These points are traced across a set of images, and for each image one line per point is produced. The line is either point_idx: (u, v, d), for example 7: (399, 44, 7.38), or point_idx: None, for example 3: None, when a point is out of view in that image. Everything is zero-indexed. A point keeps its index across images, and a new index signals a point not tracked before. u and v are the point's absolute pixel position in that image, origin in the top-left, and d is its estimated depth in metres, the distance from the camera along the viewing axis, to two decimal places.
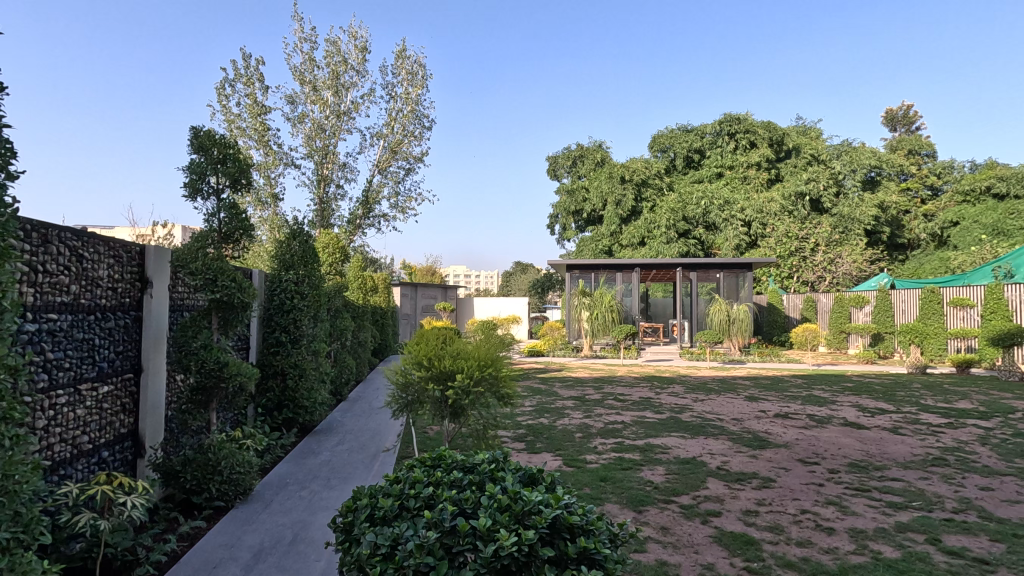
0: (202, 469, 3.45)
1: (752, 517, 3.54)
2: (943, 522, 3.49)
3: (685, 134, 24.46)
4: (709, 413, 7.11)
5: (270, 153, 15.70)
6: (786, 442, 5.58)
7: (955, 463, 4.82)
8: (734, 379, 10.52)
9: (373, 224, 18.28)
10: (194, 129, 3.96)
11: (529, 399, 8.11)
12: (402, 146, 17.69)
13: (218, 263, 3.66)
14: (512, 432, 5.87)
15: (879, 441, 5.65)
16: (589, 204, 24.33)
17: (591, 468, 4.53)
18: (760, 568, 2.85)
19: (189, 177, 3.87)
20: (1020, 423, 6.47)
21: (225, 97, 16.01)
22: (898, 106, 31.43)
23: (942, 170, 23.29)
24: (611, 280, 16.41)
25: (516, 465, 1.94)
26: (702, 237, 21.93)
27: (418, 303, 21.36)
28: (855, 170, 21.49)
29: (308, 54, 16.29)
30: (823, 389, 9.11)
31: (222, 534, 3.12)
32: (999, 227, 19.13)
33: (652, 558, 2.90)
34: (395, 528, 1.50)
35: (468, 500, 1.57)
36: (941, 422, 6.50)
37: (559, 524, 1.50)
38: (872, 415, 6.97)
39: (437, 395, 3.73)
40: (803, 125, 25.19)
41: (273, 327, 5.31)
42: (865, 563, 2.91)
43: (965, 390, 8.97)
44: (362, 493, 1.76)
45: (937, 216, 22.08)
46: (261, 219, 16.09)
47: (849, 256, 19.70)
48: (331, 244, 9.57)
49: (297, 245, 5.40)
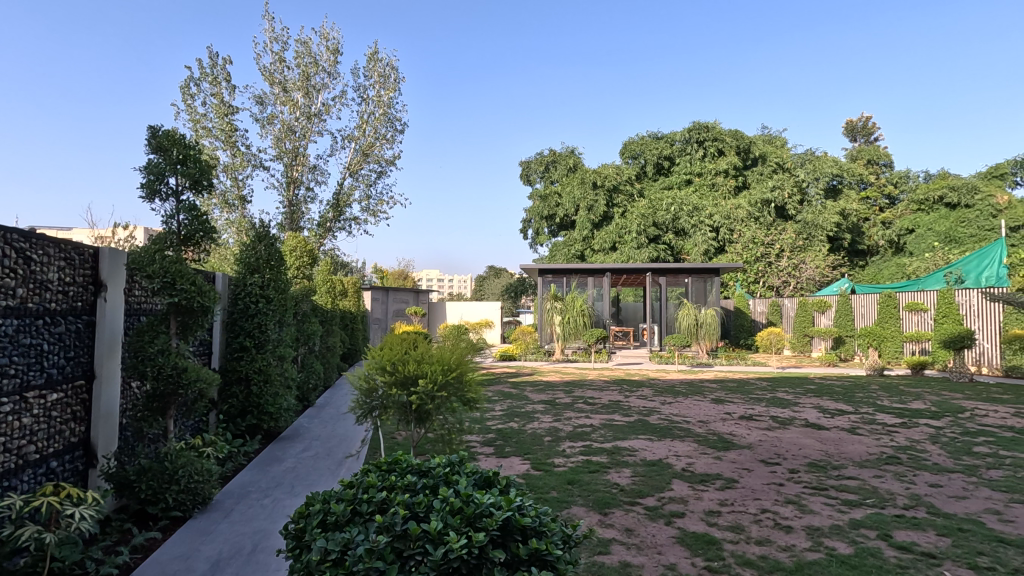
0: (158, 479, 3.36)
1: (714, 518, 3.61)
2: (895, 518, 3.62)
3: (655, 141, 24.82)
4: (676, 415, 7.24)
5: (237, 154, 15.35)
6: (749, 443, 5.72)
7: (908, 462, 5.00)
8: (702, 382, 10.69)
9: (345, 228, 18.03)
10: (152, 128, 3.86)
11: (499, 403, 8.10)
12: (374, 149, 17.53)
13: (178, 266, 3.55)
14: (481, 437, 5.85)
15: (837, 440, 5.84)
16: (561, 210, 24.51)
17: (559, 471, 4.55)
18: (720, 567, 2.90)
19: (147, 178, 3.77)
20: (970, 422, 6.75)
21: (190, 97, 15.62)
22: (857, 117, 32.61)
23: (898, 179, 24.20)
24: (583, 285, 16.55)
25: (471, 469, 1.94)
26: (671, 243, 22.32)
27: (389, 307, 21.19)
28: (818, 178, 22.29)
29: (279, 54, 16.04)
30: (786, 392, 9.37)
31: (178, 546, 3.02)
32: (952, 234, 20.02)
33: (616, 559, 2.94)
34: (347, 533, 1.49)
35: (420, 503, 1.57)
36: (895, 422, 6.76)
37: (510, 526, 1.51)
38: (831, 416, 7.21)
39: (400, 400, 3.71)
40: (769, 134, 25.88)
41: (237, 332, 5.18)
42: (820, 559, 3.00)
43: (919, 391, 9.34)
44: (315, 500, 1.74)
45: (894, 224, 22.86)
46: (228, 221, 15.74)
47: (813, 262, 20.29)
48: (300, 247, 9.38)
49: (263, 248, 5.29)
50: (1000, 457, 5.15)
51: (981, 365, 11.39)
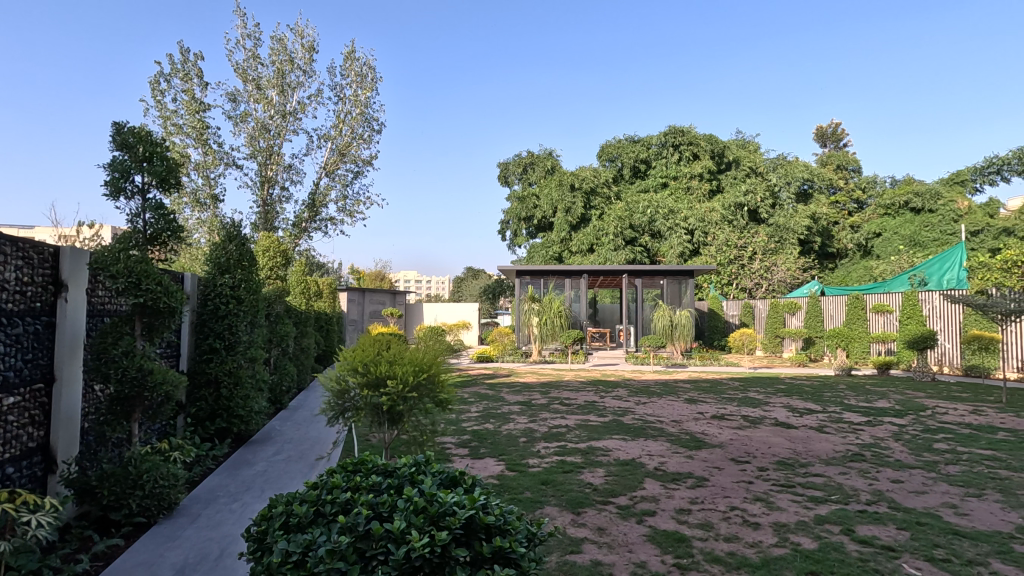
0: (121, 484, 3.27)
1: (685, 516, 3.66)
2: (857, 513, 3.73)
3: (631, 144, 25.09)
4: (650, 415, 7.35)
5: (209, 152, 15.06)
6: (720, 442, 5.81)
7: (871, 458, 5.16)
8: (677, 382, 10.87)
9: (321, 228, 17.81)
10: (117, 124, 3.76)
11: (476, 405, 8.10)
12: (350, 149, 17.33)
13: (143, 266, 3.48)
14: (456, 438, 5.83)
15: (805, 439, 5.98)
16: (539, 211, 24.58)
17: (533, 471, 4.58)
18: (689, 564, 2.95)
19: (111, 176, 3.67)
20: (931, 420, 6.98)
21: (160, 93, 15.27)
22: (827, 123, 33.46)
23: (866, 185, 24.84)
24: (560, 287, 16.62)
25: (437, 469, 1.93)
26: (647, 245, 22.63)
27: (366, 308, 21.01)
28: (789, 182, 23.00)
29: (252, 51, 15.79)
30: (758, 391, 9.58)
31: (141, 552, 2.95)
32: (916, 238, 20.89)
33: (587, 558, 2.96)
34: (309, 535, 1.48)
35: (384, 503, 1.56)
36: (861, 421, 6.95)
37: (474, 524, 1.52)
38: (800, 415, 7.38)
39: (372, 402, 3.68)
40: (742, 138, 26.38)
41: (206, 333, 5.07)
42: (785, 554, 3.07)
43: (883, 391, 9.60)
44: (278, 501, 1.72)
45: (862, 227, 23.47)
46: (199, 221, 15.43)
47: (784, 265, 20.65)
48: (273, 248, 9.20)
49: (234, 248, 5.19)
50: (958, 453, 5.34)
51: (942, 364, 11.79)
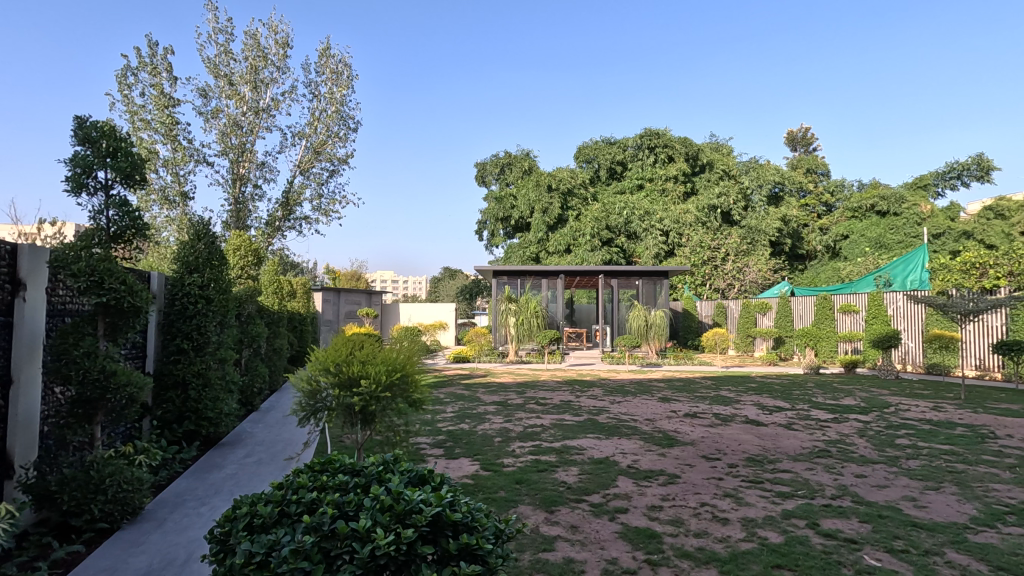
0: (83, 489, 3.18)
1: (656, 512, 3.72)
2: (822, 508, 3.82)
3: (608, 146, 25.34)
4: (624, 414, 7.43)
5: (179, 148, 14.69)
6: (692, 440, 5.92)
7: (836, 454, 5.31)
8: (651, 381, 11.02)
9: (295, 227, 17.53)
10: (80, 118, 3.64)
11: (451, 405, 8.07)
12: (326, 147, 17.12)
13: (106, 265, 3.40)
14: (431, 438, 5.82)
15: (774, 436, 6.12)
16: (516, 212, 24.62)
17: (507, 471, 4.58)
18: (659, 559, 2.99)
19: (73, 172, 3.55)
20: (893, 417, 7.23)
21: (127, 87, 14.86)
22: (798, 128, 34.28)
23: (835, 188, 25.51)
24: (536, 287, 16.65)
25: (406, 466, 1.93)
26: (623, 246, 22.91)
27: (341, 309, 20.77)
28: (761, 185, 23.50)
29: (223, 45, 15.47)
30: (729, 390, 9.76)
31: (103, 559, 2.87)
32: (882, 240, 21.41)
33: (559, 556, 2.98)
34: (273, 535, 1.47)
35: (350, 502, 1.56)
36: (828, 417, 7.15)
37: (441, 522, 1.52)
38: (770, 412, 7.55)
39: (345, 402, 3.64)
40: (716, 141, 26.85)
41: (174, 334, 4.94)
42: (752, 548, 3.14)
43: (850, 389, 9.86)
44: (242, 502, 1.69)
45: (831, 230, 24.08)
46: (168, 219, 15.06)
47: (756, 265, 20.76)
48: (244, 246, 8.99)
49: (203, 246, 5.08)
50: (919, 448, 5.52)
51: (906, 363, 12.17)
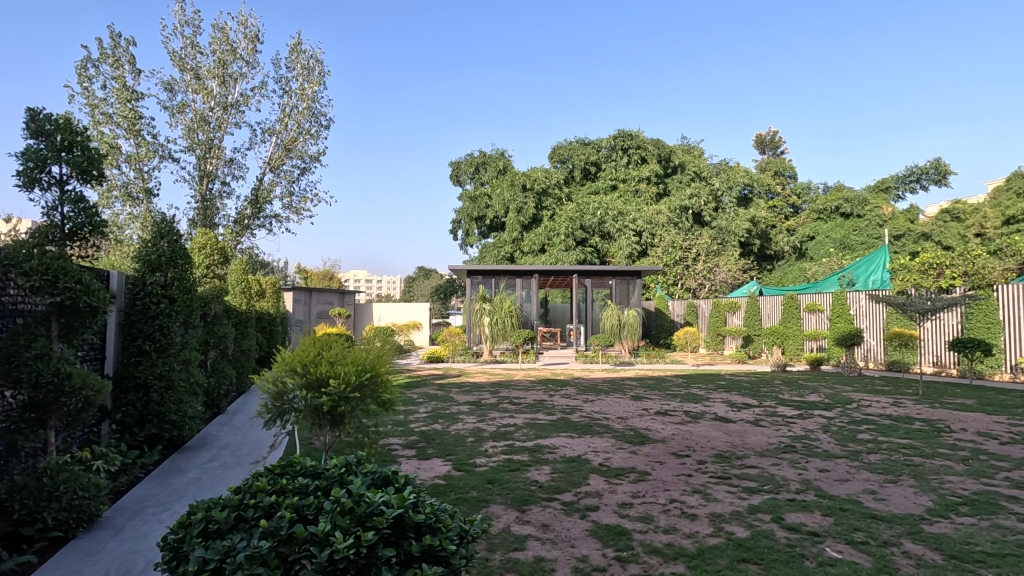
0: (35, 497, 3.03)
1: (626, 509, 3.76)
2: (787, 502, 3.92)
3: (582, 147, 25.53)
4: (597, 412, 7.48)
5: (143, 143, 14.23)
6: (663, 437, 5.99)
7: (801, 449, 5.45)
8: (624, 380, 11.12)
9: (264, 225, 17.16)
10: (32, 110, 3.49)
11: (425, 405, 8.00)
12: (296, 144, 16.81)
13: (61, 262, 3.27)
14: (403, 439, 5.75)
15: (741, 432, 6.24)
16: (491, 211, 24.58)
17: (479, 471, 4.56)
18: (629, 556, 3.02)
19: (25, 166, 3.41)
20: (855, 412, 7.44)
21: (88, 79, 14.34)
22: (766, 132, 35.08)
23: (801, 191, 26.15)
24: (511, 286, 16.65)
25: (369, 468, 1.90)
26: (597, 246, 23.10)
27: (312, 308, 20.43)
28: (731, 187, 23.94)
29: (190, 39, 15.07)
30: (700, 387, 9.92)
31: (57, 570, 2.75)
32: (846, 242, 22.05)
33: (530, 555, 2.98)
34: (228, 540, 1.44)
35: (310, 505, 1.53)
36: (794, 414, 7.32)
37: (404, 523, 1.51)
38: (739, 409, 7.70)
39: (313, 403, 3.58)
40: (688, 143, 27.28)
41: (134, 334, 4.78)
42: (719, 543, 3.19)
43: (814, 385, 10.12)
44: (198, 507, 1.64)
45: (797, 231, 24.67)
46: (131, 216, 14.61)
47: (726, 266, 21.16)
48: (209, 245, 8.75)
49: (166, 245, 4.93)
50: (879, 443, 5.70)
51: (868, 360, 12.56)
